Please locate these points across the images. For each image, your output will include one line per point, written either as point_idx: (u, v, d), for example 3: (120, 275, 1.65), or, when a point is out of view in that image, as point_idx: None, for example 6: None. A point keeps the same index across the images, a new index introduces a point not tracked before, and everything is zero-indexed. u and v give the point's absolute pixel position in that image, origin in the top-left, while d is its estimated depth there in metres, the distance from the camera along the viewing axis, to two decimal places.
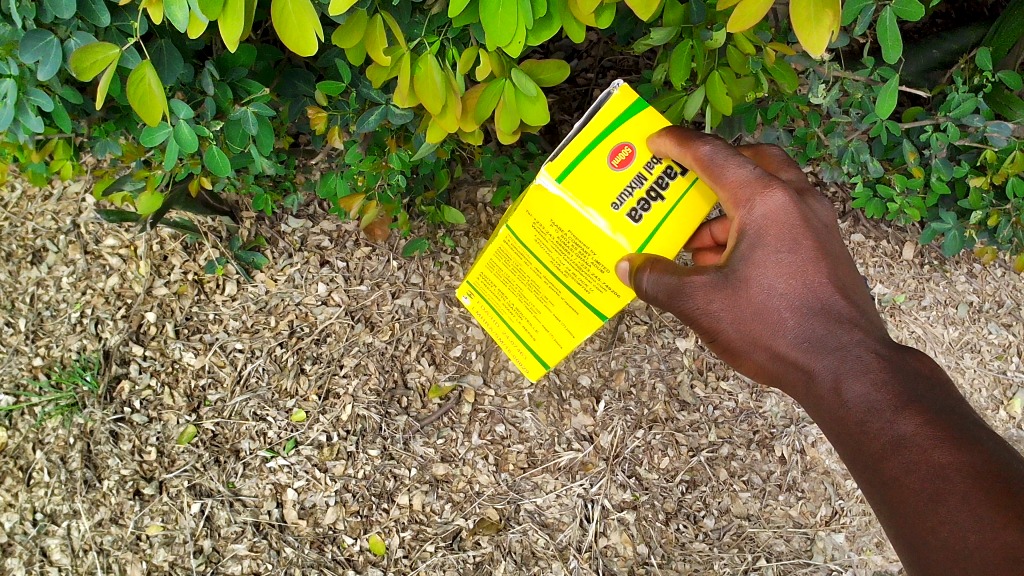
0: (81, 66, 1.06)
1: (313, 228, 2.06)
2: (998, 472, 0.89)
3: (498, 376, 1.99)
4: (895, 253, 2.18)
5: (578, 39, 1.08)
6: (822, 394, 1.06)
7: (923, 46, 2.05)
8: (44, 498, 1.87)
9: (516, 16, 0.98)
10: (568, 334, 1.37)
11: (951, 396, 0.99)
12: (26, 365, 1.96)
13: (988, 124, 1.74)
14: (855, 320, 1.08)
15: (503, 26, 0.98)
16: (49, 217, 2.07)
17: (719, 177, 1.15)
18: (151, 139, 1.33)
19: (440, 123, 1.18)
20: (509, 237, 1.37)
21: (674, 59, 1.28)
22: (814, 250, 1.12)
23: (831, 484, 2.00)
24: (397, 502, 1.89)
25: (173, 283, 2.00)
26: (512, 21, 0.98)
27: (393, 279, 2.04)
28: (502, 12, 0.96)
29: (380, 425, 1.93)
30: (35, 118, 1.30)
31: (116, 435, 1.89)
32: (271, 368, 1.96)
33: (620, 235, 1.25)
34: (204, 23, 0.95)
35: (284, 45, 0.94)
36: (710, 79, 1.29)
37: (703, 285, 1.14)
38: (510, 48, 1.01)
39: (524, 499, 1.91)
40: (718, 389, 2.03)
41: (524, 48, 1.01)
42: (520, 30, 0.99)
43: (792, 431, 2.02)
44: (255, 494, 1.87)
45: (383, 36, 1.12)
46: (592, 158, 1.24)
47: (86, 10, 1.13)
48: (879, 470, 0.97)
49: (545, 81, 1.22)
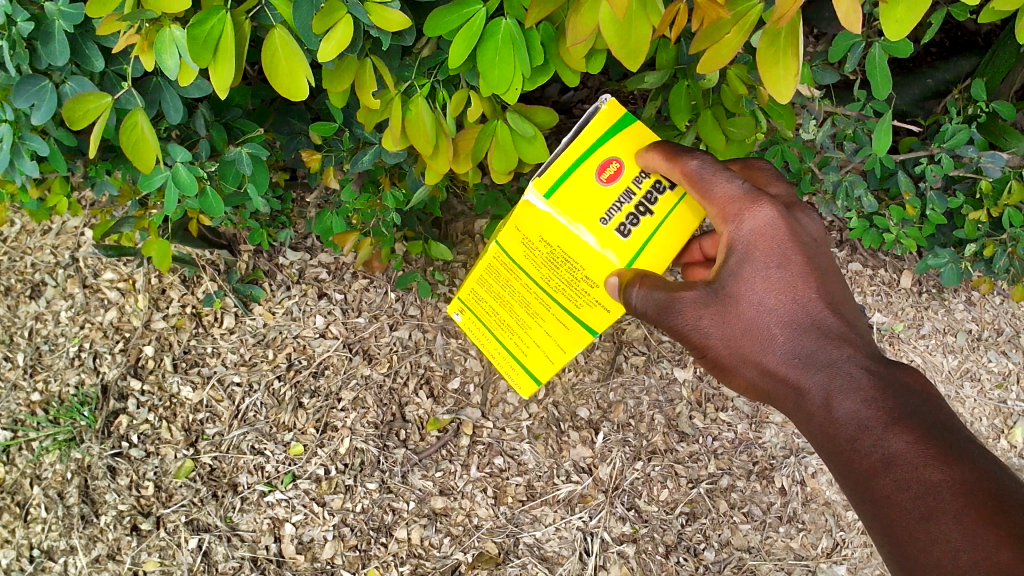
0: (74, 116, 1.11)
1: (312, 260, 2.06)
2: (989, 490, 0.89)
3: (497, 409, 1.99)
4: (893, 282, 2.18)
5: (571, 85, 1.10)
6: (811, 410, 1.06)
7: (917, 75, 2.06)
8: (41, 534, 1.86)
9: (512, 63, 1.00)
10: (560, 349, 1.38)
11: (941, 411, 0.99)
12: (24, 400, 1.96)
13: (982, 154, 1.74)
14: (845, 336, 1.08)
15: (500, 75, 1.01)
16: (49, 250, 2.08)
17: (707, 192, 1.14)
18: (150, 184, 1.35)
19: (432, 165, 1.21)
20: (500, 253, 1.38)
21: (673, 100, 1.29)
22: (803, 265, 1.11)
23: (832, 516, 2.00)
24: (396, 535, 1.87)
25: (171, 316, 2.00)
26: (510, 69, 1.01)
27: (391, 311, 2.04)
28: (498, 57, 0.99)
29: (379, 458, 1.92)
30: (30, 162, 1.31)
31: (114, 469, 1.89)
32: (270, 402, 1.95)
33: (609, 250, 1.25)
34: (195, 71, 0.99)
35: (277, 91, 1.01)
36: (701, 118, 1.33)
37: (693, 301, 1.13)
38: (506, 96, 1.03)
39: (523, 532, 1.90)
40: (717, 420, 2.03)
41: (521, 96, 1.03)
42: (517, 77, 1.02)
43: (792, 461, 2.02)
44: (254, 528, 1.86)
45: (373, 78, 1.13)
46: (580, 174, 1.23)
47: (80, 56, 1.15)
48: (869, 489, 0.96)
49: (540, 123, 1.25)
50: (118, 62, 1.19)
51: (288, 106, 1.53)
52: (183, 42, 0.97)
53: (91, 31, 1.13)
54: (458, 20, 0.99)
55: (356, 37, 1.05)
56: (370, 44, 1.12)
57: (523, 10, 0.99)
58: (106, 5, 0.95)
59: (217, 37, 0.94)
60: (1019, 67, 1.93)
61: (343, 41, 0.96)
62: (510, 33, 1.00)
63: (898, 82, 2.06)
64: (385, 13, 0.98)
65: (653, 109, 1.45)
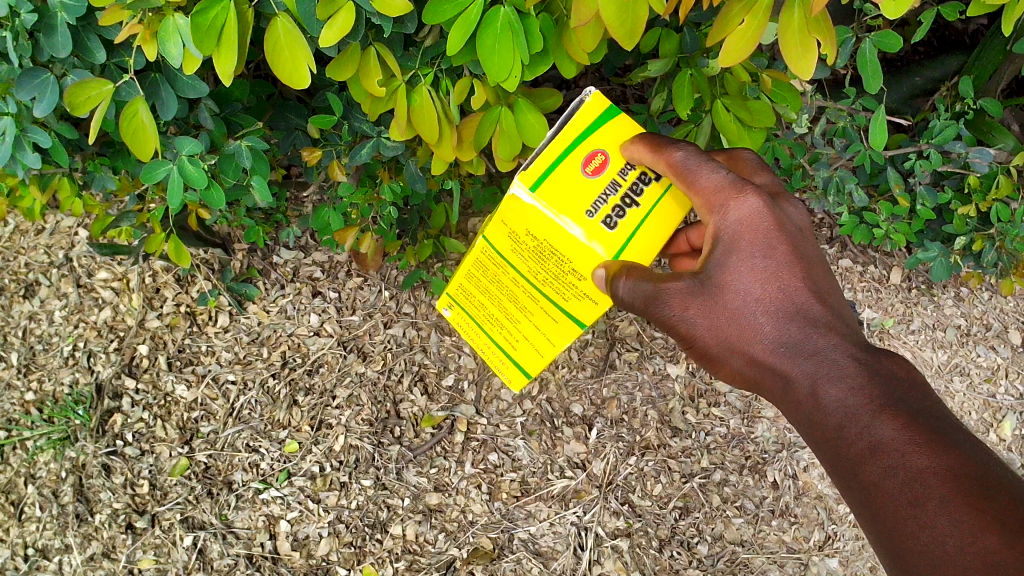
0: (75, 101, 1.12)
1: (306, 259, 2.08)
2: (974, 476, 0.91)
3: (491, 405, 2.00)
4: (883, 278, 2.21)
5: (571, 76, 1.13)
6: (799, 399, 1.07)
7: (905, 74, 2.08)
8: (35, 533, 1.86)
9: (512, 52, 1.02)
10: (548, 342, 1.38)
11: (926, 399, 1.01)
12: (18, 399, 1.95)
13: (970, 150, 1.77)
14: (831, 325, 1.10)
15: (501, 62, 1.02)
16: (43, 250, 2.08)
17: (692, 182, 1.16)
18: (152, 176, 1.35)
19: (438, 153, 1.25)
20: (487, 248, 1.38)
21: (679, 88, 1.31)
22: (789, 254, 1.13)
23: (824, 509, 2.01)
24: (390, 532, 1.88)
25: (165, 316, 2.01)
26: (510, 56, 1.02)
27: (385, 309, 2.06)
28: (498, 46, 1.00)
29: (374, 455, 1.93)
30: (32, 155, 1.32)
31: (108, 468, 1.89)
32: (264, 400, 1.96)
33: (596, 242, 1.26)
34: (198, 59, 1.01)
35: (278, 79, 1.02)
36: (714, 109, 1.33)
37: (679, 292, 1.14)
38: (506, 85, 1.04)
39: (518, 527, 1.91)
40: (710, 415, 2.05)
41: (521, 83, 1.04)
42: (516, 65, 1.03)
43: (784, 456, 2.04)
44: (249, 526, 1.87)
45: (377, 68, 1.15)
46: (566, 166, 1.24)
47: (81, 48, 1.16)
48: (857, 476, 0.98)
49: (546, 107, 1.31)
50: (120, 54, 1.20)
51: (285, 101, 1.55)
52: (186, 30, 0.99)
53: (93, 23, 1.15)
54: (456, 8, 1.01)
55: (358, 25, 1.06)
56: (372, 34, 1.15)
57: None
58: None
59: (221, 25, 0.96)
60: (1006, 66, 1.96)
61: (346, 26, 0.98)
62: (509, 21, 1.01)
63: (886, 80, 2.09)
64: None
65: (659, 102, 1.50)
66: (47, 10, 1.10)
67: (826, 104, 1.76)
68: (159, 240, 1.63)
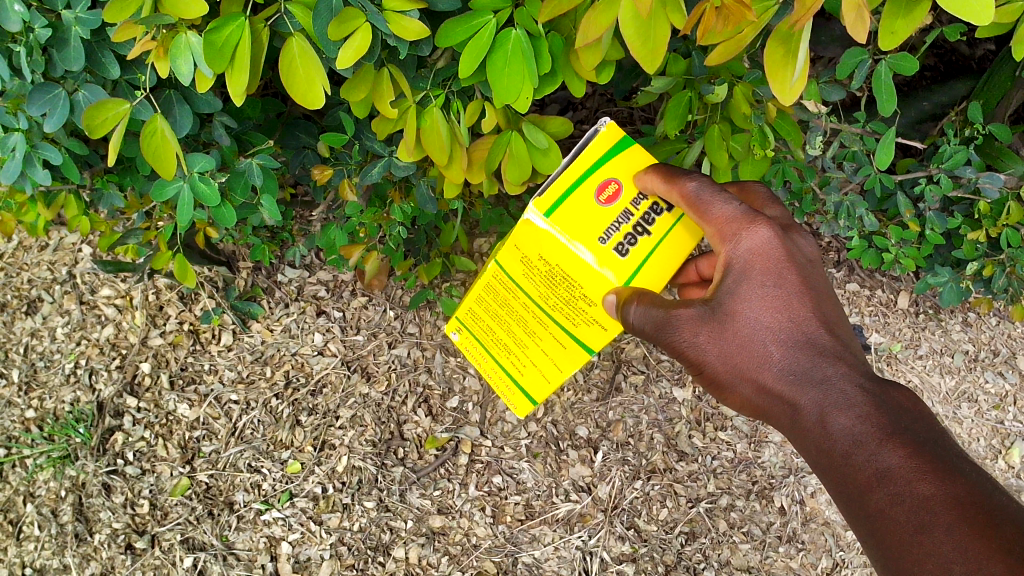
0: (93, 122, 1.12)
1: (310, 278, 2.07)
2: (980, 504, 0.89)
3: (496, 427, 1.98)
4: (890, 302, 2.20)
5: (580, 94, 1.12)
6: (806, 427, 1.06)
7: (912, 98, 2.08)
8: (33, 553, 1.84)
9: (523, 73, 1.01)
10: (556, 368, 1.38)
11: (933, 429, 1.00)
12: (19, 417, 1.94)
13: (979, 175, 1.75)
14: (839, 353, 1.08)
15: (510, 84, 1.01)
16: (46, 267, 2.07)
17: (705, 213, 1.15)
18: (163, 193, 1.34)
19: (447, 174, 1.25)
20: (498, 272, 1.37)
21: (672, 106, 1.32)
22: (799, 284, 1.11)
23: (831, 536, 1.99)
24: (393, 554, 1.86)
25: (168, 333, 2.00)
26: (520, 79, 1.01)
27: (390, 329, 2.04)
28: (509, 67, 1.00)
29: (377, 476, 1.91)
30: (42, 171, 1.32)
31: (108, 487, 1.87)
32: (267, 420, 1.94)
33: (607, 268, 1.25)
34: (210, 78, 1.01)
35: (292, 98, 1.02)
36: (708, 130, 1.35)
37: (689, 319, 1.14)
38: (517, 105, 1.04)
39: (521, 551, 1.89)
40: (716, 439, 2.03)
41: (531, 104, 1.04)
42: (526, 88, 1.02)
43: (791, 481, 2.01)
44: (249, 547, 1.85)
45: (389, 90, 1.14)
46: (579, 194, 1.24)
47: (95, 64, 1.16)
48: (863, 504, 0.96)
49: (552, 132, 1.26)
50: (132, 71, 1.20)
51: (295, 119, 1.55)
52: (198, 48, 0.99)
53: (107, 39, 1.15)
54: (468, 31, 1.01)
55: (373, 45, 1.06)
56: (387, 53, 1.14)
57: (533, 21, 1.01)
58: (125, 8, 0.96)
59: (235, 44, 0.96)
60: (1014, 91, 1.96)
61: (363, 47, 0.99)
62: (520, 44, 1.01)
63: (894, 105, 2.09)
64: (402, 21, 1.01)
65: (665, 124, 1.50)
66: (61, 25, 1.11)
67: (839, 127, 1.74)
68: (164, 257, 1.62)
